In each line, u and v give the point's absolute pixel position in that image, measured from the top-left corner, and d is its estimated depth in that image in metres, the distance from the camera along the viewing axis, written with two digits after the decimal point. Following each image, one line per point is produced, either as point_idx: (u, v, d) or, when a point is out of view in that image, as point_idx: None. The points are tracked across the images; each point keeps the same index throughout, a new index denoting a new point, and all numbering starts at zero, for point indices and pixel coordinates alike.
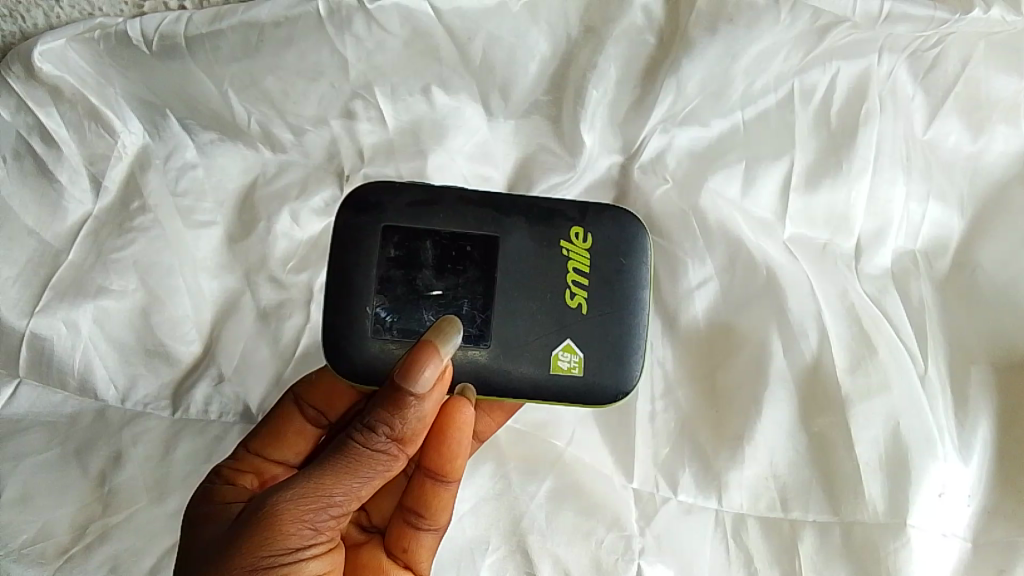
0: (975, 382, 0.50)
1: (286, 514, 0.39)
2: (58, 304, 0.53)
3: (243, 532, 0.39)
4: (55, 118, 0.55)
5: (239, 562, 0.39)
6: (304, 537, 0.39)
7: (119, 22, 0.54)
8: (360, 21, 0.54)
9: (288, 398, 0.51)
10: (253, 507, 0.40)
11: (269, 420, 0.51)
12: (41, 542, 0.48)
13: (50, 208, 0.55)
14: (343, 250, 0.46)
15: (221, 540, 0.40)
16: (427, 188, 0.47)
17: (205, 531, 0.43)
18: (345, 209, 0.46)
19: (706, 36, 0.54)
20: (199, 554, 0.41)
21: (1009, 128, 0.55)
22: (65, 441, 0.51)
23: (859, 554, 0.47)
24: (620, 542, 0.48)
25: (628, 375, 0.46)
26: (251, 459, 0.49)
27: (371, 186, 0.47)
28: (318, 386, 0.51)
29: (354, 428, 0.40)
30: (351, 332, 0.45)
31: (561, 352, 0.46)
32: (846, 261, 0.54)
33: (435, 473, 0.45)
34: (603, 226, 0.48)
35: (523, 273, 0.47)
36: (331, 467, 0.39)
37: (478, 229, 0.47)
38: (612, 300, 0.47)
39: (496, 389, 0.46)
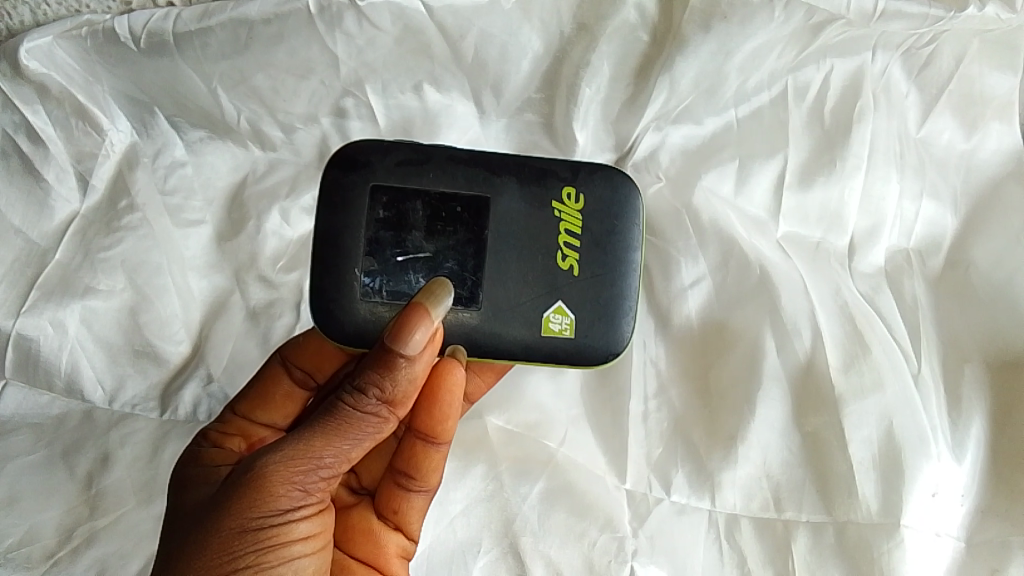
0: (968, 380, 0.50)
1: (275, 476, 0.39)
2: (45, 305, 0.52)
3: (232, 493, 0.39)
4: (42, 116, 0.54)
5: (228, 523, 0.39)
6: (293, 500, 0.39)
7: (107, 19, 0.53)
8: (352, 18, 0.53)
9: (275, 359, 0.51)
10: (242, 469, 0.40)
11: (256, 382, 0.50)
12: (28, 546, 0.47)
13: (37, 207, 0.54)
14: (332, 210, 0.46)
15: (210, 503, 0.40)
16: (417, 147, 0.47)
17: (196, 494, 0.43)
18: (334, 169, 0.46)
19: (700, 33, 0.53)
20: (189, 516, 0.41)
21: (1003, 125, 0.55)
22: (52, 443, 0.50)
23: (852, 553, 0.46)
24: (612, 543, 0.47)
25: (617, 336, 0.47)
26: (237, 422, 0.49)
27: (359, 145, 0.47)
28: (305, 347, 0.50)
29: (344, 391, 0.39)
30: (340, 293, 0.45)
31: (552, 314, 0.46)
32: (840, 259, 0.54)
33: (425, 434, 0.44)
34: (595, 186, 0.48)
35: (514, 234, 0.47)
36: (320, 428, 0.39)
37: (468, 189, 0.47)
38: (603, 262, 0.47)
39: (487, 350, 0.46)
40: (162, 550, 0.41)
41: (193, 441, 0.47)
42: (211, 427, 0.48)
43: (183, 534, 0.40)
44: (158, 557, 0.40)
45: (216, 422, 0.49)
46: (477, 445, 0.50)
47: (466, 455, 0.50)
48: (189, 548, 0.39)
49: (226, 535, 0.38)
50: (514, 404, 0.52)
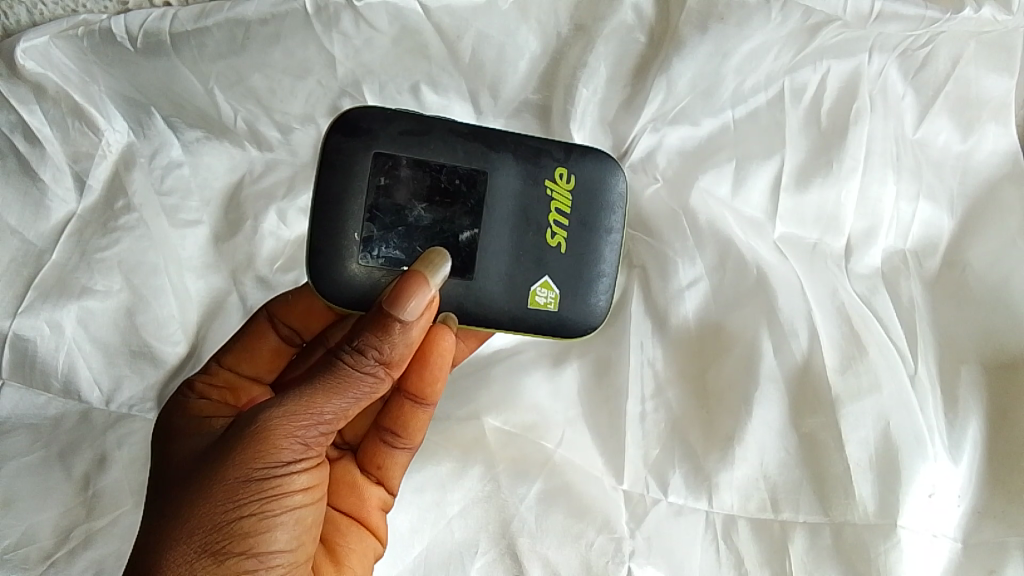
0: (964, 380, 0.50)
1: (278, 429, 0.38)
2: (41, 305, 0.52)
3: (233, 444, 0.39)
4: (38, 116, 0.54)
5: (231, 473, 0.38)
6: (292, 452, 0.39)
7: (103, 18, 0.53)
8: (349, 19, 0.54)
9: (262, 315, 0.51)
10: (243, 421, 0.39)
11: (242, 335, 0.51)
12: (25, 547, 0.47)
13: (33, 208, 0.54)
14: (333, 172, 0.45)
15: (209, 454, 0.40)
16: (419, 117, 0.46)
17: (190, 447, 0.43)
18: (338, 133, 0.45)
19: (696, 35, 0.54)
20: (186, 468, 0.41)
21: (999, 127, 0.55)
22: (48, 444, 0.50)
23: (850, 556, 0.46)
24: (610, 544, 0.47)
25: (596, 313, 0.49)
26: (222, 373, 0.49)
27: (362, 110, 0.46)
28: (293, 306, 0.51)
29: (343, 349, 0.39)
30: (337, 255, 0.45)
31: (539, 287, 0.48)
32: (837, 261, 0.54)
33: (414, 394, 0.46)
34: (586, 168, 0.49)
35: (507, 209, 0.47)
36: (319, 384, 0.39)
37: (466, 163, 0.47)
38: (589, 241, 0.49)
39: (475, 319, 0.47)
40: (158, 500, 0.40)
41: (179, 391, 0.47)
42: (197, 378, 0.48)
43: (182, 484, 0.40)
44: (155, 505, 0.40)
45: (199, 372, 0.49)
46: (474, 445, 0.50)
47: (463, 456, 0.50)
48: (190, 497, 0.39)
49: (228, 484, 0.38)
50: (511, 406, 0.52)
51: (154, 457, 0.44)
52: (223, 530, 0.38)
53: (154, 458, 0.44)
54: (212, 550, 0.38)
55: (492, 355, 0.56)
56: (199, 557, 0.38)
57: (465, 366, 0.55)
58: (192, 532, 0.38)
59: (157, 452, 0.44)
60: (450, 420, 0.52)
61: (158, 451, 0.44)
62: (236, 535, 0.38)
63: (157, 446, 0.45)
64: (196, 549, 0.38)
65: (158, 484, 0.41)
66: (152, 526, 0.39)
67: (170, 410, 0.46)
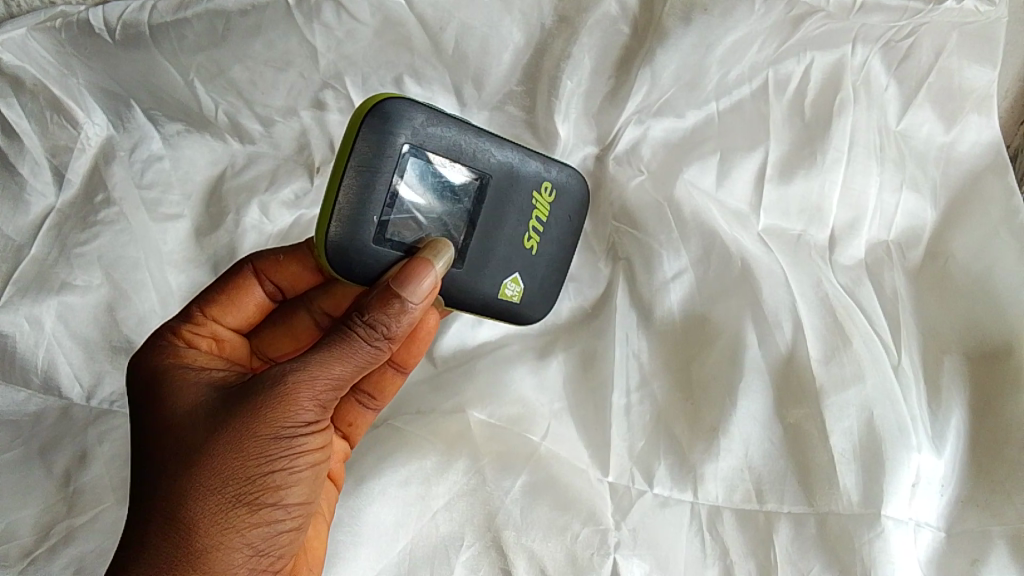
0: (947, 371, 0.50)
1: (305, 391, 0.38)
2: (20, 301, 0.52)
3: (259, 400, 0.38)
4: (16, 110, 0.55)
5: (260, 430, 0.38)
6: (313, 413, 0.39)
7: (82, 10, 0.54)
8: (330, 10, 0.54)
9: (248, 270, 0.50)
10: (263, 379, 0.39)
11: (228, 286, 0.49)
12: (5, 544, 0.46)
13: (12, 201, 0.55)
14: (364, 155, 0.43)
15: (228, 407, 0.38)
16: (443, 115, 0.46)
17: (193, 393, 0.41)
18: (375, 117, 0.44)
19: (681, 25, 0.54)
20: (199, 417, 0.39)
21: (982, 117, 0.55)
22: (29, 440, 0.50)
23: (834, 546, 0.45)
24: (596, 537, 0.46)
25: (546, 309, 0.53)
26: (204, 322, 0.48)
27: (398, 101, 0.44)
28: (283, 266, 0.50)
29: (360, 318, 0.39)
30: (354, 233, 0.44)
31: (508, 282, 0.51)
32: (821, 250, 0.54)
33: (397, 363, 0.50)
34: (567, 181, 0.52)
35: (498, 212, 0.50)
36: (343, 348, 0.39)
37: (476, 167, 0.48)
38: (557, 247, 0.53)
39: (452, 304, 0.50)
40: (173, 451, 0.39)
41: (160, 336, 0.45)
42: (179, 325, 0.46)
43: (202, 435, 0.38)
44: (173, 456, 0.38)
45: (179, 318, 0.47)
46: (458, 439, 0.49)
47: (447, 450, 0.48)
48: (218, 449, 0.37)
49: (256, 442, 0.38)
50: (496, 399, 0.52)
51: (146, 402, 0.41)
52: (253, 482, 0.38)
53: (146, 402, 0.41)
54: (245, 500, 0.38)
55: (477, 350, 0.56)
56: (232, 506, 0.38)
57: (450, 359, 0.56)
58: (222, 485, 0.38)
59: (147, 398, 0.41)
60: (435, 414, 0.51)
61: (149, 396, 0.41)
62: (265, 487, 0.38)
63: (145, 391, 0.42)
64: (227, 500, 0.38)
65: (166, 432, 0.39)
66: (175, 476, 0.38)
67: (149, 354, 0.44)
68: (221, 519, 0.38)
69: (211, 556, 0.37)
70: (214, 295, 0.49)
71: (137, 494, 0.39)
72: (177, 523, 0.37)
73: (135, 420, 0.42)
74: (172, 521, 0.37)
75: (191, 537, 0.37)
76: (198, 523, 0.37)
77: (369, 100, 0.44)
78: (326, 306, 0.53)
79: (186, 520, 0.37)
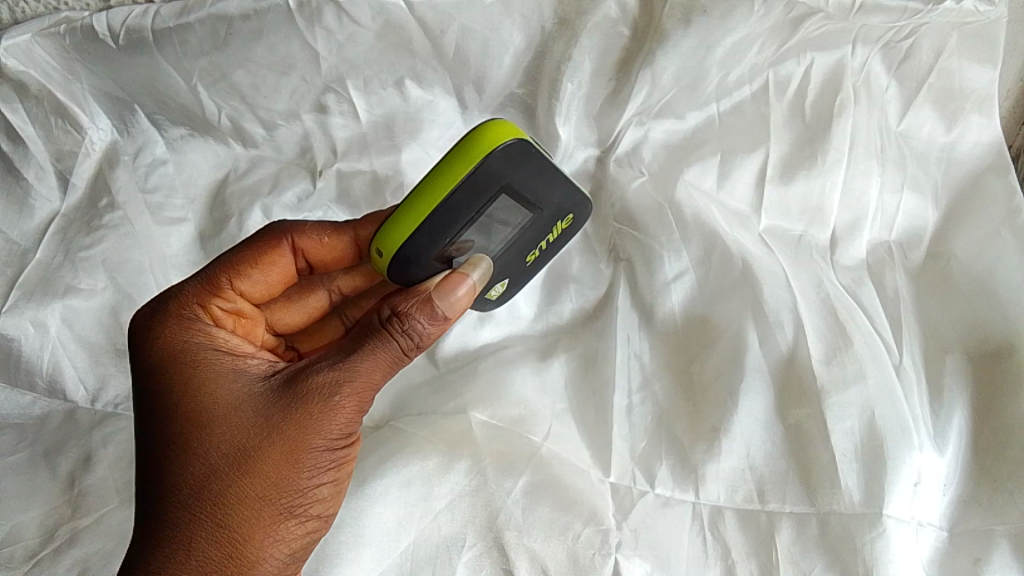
0: (949, 370, 0.50)
1: (354, 401, 0.40)
2: (25, 305, 0.53)
3: (312, 410, 0.40)
4: (21, 115, 0.56)
5: (315, 438, 0.40)
6: (356, 420, 0.41)
7: (85, 16, 0.54)
8: (332, 13, 0.54)
9: (281, 242, 0.48)
10: (313, 388, 0.40)
11: (259, 255, 0.47)
12: (9, 547, 0.46)
13: (18, 205, 0.56)
14: (468, 194, 0.42)
15: (279, 410, 0.40)
16: (543, 157, 0.46)
17: (233, 390, 0.41)
18: (492, 162, 0.42)
19: (680, 28, 0.54)
20: (246, 418, 0.40)
21: (983, 118, 0.55)
22: (34, 442, 0.50)
23: (834, 545, 0.45)
24: (596, 536, 0.46)
25: (505, 298, 0.55)
26: (231, 296, 0.46)
27: (517, 144, 0.43)
28: (326, 247, 0.50)
29: (400, 326, 0.41)
30: (424, 252, 0.44)
31: (497, 286, 0.52)
32: (821, 252, 0.54)
33: None
34: (586, 213, 0.53)
35: (532, 236, 0.50)
36: (385, 357, 0.41)
37: (542, 202, 0.48)
38: (546, 258, 0.54)
39: None
40: (221, 452, 0.39)
41: (190, 316, 0.44)
42: (206, 301, 0.45)
43: (256, 440, 0.39)
44: (221, 459, 0.39)
45: (204, 287, 0.46)
46: (461, 439, 0.49)
47: (450, 450, 0.49)
48: (273, 456, 0.39)
49: (309, 453, 0.39)
50: (498, 400, 0.52)
51: (175, 394, 0.41)
52: (301, 493, 0.39)
53: (176, 393, 0.41)
54: (293, 513, 0.39)
55: (480, 353, 0.56)
56: (280, 518, 0.39)
57: (454, 360, 0.56)
58: (275, 492, 0.39)
59: (177, 389, 0.41)
60: (437, 415, 0.52)
61: (180, 386, 0.41)
62: (312, 496, 0.40)
63: (173, 379, 0.41)
64: (278, 512, 0.39)
65: (210, 430, 0.39)
66: (226, 481, 0.39)
67: (174, 337, 0.43)
68: (271, 529, 0.39)
69: (259, 566, 0.38)
70: (242, 263, 0.47)
71: (169, 496, 0.39)
72: (229, 532, 0.38)
73: (158, 411, 0.41)
74: (222, 531, 0.38)
75: (243, 548, 0.38)
76: (249, 533, 0.38)
77: (488, 138, 0.42)
78: (342, 286, 0.53)
79: (238, 529, 0.38)
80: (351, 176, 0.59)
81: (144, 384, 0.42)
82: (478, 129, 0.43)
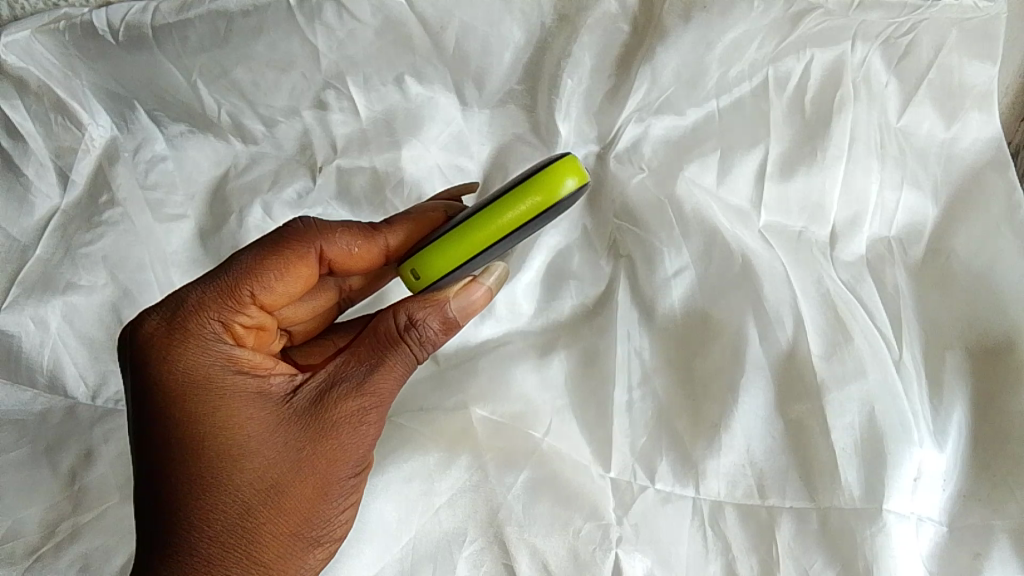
0: (949, 366, 0.50)
1: (376, 424, 0.43)
2: (25, 301, 0.53)
3: (339, 439, 0.42)
4: (21, 112, 0.56)
5: (342, 468, 0.42)
6: (376, 438, 0.43)
7: (85, 12, 0.54)
8: (332, 10, 0.54)
9: (310, 251, 0.47)
10: (339, 415, 0.42)
11: (284, 265, 0.45)
12: (10, 542, 0.46)
13: (18, 202, 0.56)
14: (515, 239, 0.44)
15: (307, 440, 0.42)
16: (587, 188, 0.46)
17: (260, 418, 0.42)
18: (552, 210, 0.43)
19: (680, 24, 0.54)
20: (275, 450, 0.41)
21: (983, 114, 0.55)
22: (35, 438, 0.50)
23: (834, 539, 0.45)
24: (597, 531, 0.46)
25: None
26: (251, 308, 0.45)
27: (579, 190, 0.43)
28: (355, 257, 0.49)
29: (417, 339, 0.43)
30: (456, 275, 0.45)
31: None
32: (822, 249, 0.54)
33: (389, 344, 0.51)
34: None
35: None
36: (403, 372, 0.43)
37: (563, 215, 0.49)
38: None
39: None
40: (253, 485, 0.41)
41: (213, 335, 0.44)
42: (227, 318, 0.44)
43: (287, 473, 0.41)
44: (253, 490, 0.41)
45: (227, 301, 0.44)
46: (462, 435, 0.49)
47: (451, 446, 0.49)
48: (303, 488, 0.41)
49: (337, 481, 0.42)
50: (499, 397, 0.52)
51: (202, 424, 0.41)
52: (327, 520, 0.42)
53: (200, 424, 0.41)
54: (320, 542, 0.42)
55: (479, 351, 0.56)
56: (307, 546, 0.42)
57: (453, 356, 0.56)
58: (306, 524, 0.41)
59: (204, 419, 0.41)
60: (438, 412, 0.51)
61: (206, 417, 0.41)
62: (336, 523, 0.43)
63: (199, 407, 0.42)
64: (307, 542, 0.41)
65: (240, 464, 0.41)
66: (260, 515, 0.41)
67: (196, 361, 0.42)
68: (301, 558, 0.41)
69: None
70: (267, 275, 0.45)
71: (201, 528, 0.41)
72: (264, 568, 0.41)
73: (183, 442, 0.41)
74: (254, 563, 0.41)
75: None
76: (280, 563, 0.41)
77: (553, 183, 0.43)
78: (353, 283, 0.54)
79: (273, 562, 0.41)
80: (351, 172, 0.59)
81: (162, 411, 0.42)
82: (541, 171, 0.43)
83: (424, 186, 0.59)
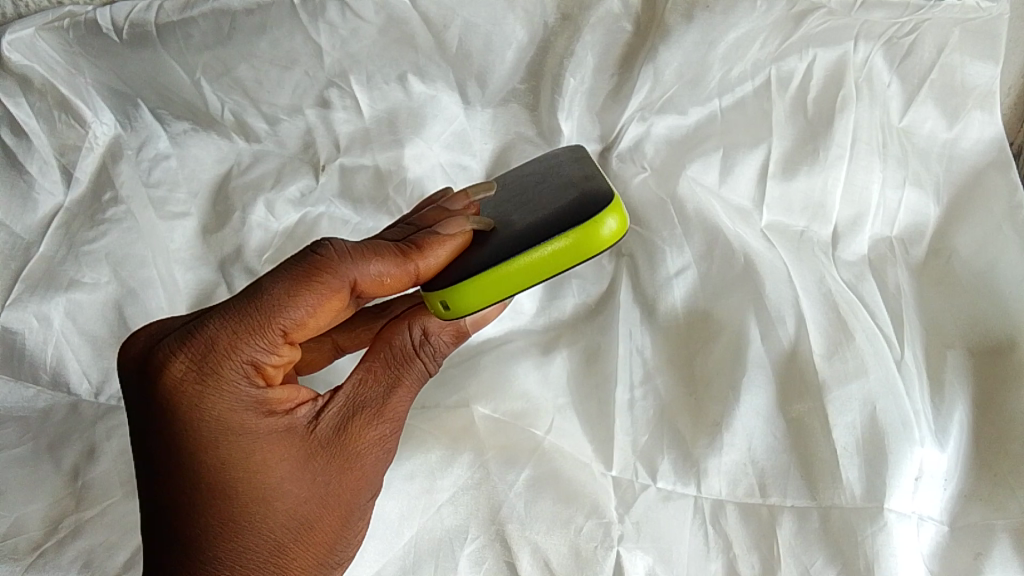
0: (951, 366, 0.50)
1: (393, 446, 0.44)
2: (29, 298, 0.54)
3: (363, 469, 0.42)
4: (25, 109, 0.56)
5: (365, 495, 0.43)
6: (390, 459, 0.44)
7: (88, 10, 0.55)
8: (335, 8, 0.54)
9: (347, 286, 0.42)
10: (365, 444, 0.42)
11: (319, 301, 0.41)
12: (13, 538, 0.46)
13: (22, 200, 0.56)
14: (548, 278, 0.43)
15: (335, 473, 0.41)
16: None
17: (290, 457, 0.41)
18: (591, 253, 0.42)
19: (682, 24, 0.54)
20: (306, 488, 0.41)
21: (985, 114, 0.55)
22: (38, 435, 0.50)
23: (835, 538, 0.45)
24: (598, 529, 0.46)
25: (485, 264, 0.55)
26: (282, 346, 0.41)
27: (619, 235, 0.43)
28: (386, 285, 0.43)
29: (430, 352, 0.45)
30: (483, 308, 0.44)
31: None
32: (822, 249, 0.55)
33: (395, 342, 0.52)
34: None
35: None
36: (415, 389, 0.45)
37: None
38: None
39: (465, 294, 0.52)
40: (284, 524, 0.40)
41: (243, 377, 0.40)
42: (258, 358, 0.41)
43: (317, 509, 0.41)
44: (283, 528, 0.40)
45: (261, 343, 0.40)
46: (463, 433, 0.49)
47: (453, 443, 0.49)
48: (331, 521, 0.41)
49: (359, 509, 0.42)
50: (501, 395, 0.52)
51: (232, 468, 0.40)
52: (349, 546, 0.43)
53: (230, 468, 0.40)
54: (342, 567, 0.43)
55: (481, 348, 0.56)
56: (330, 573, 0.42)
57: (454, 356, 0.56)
58: (333, 554, 0.42)
59: (234, 463, 0.40)
60: (439, 409, 0.51)
61: (236, 461, 0.40)
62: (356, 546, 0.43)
63: (230, 450, 0.40)
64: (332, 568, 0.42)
65: (272, 506, 0.40)
66: (290, 552, 0.41)
67: (227, 408, 0.40)
68: None
69: None
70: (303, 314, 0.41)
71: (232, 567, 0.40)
72: None
73: (212, 485, 0.40)
74: None
75: None
76: None
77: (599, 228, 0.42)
78: None
79: None
80: (354, 171, 0.60)
81: (188, 455, 0.40)
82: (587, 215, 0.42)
83: (426, 184, 0.60)
